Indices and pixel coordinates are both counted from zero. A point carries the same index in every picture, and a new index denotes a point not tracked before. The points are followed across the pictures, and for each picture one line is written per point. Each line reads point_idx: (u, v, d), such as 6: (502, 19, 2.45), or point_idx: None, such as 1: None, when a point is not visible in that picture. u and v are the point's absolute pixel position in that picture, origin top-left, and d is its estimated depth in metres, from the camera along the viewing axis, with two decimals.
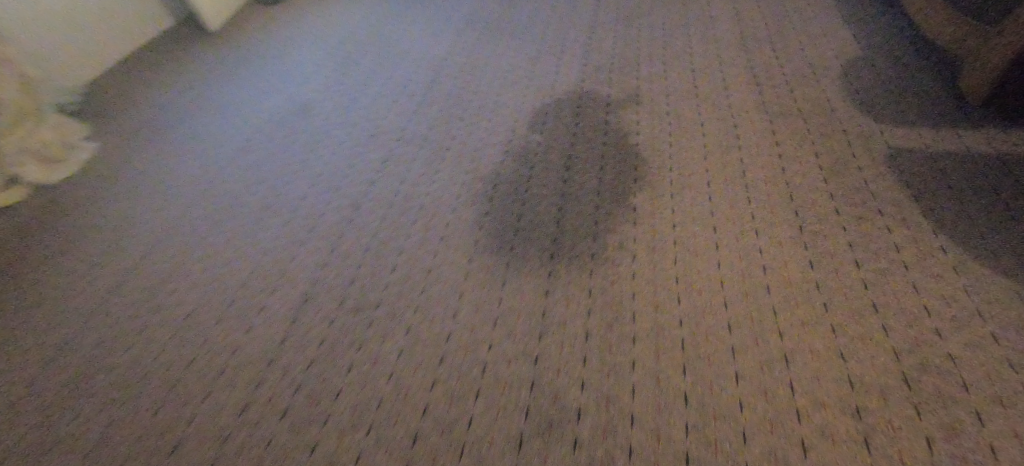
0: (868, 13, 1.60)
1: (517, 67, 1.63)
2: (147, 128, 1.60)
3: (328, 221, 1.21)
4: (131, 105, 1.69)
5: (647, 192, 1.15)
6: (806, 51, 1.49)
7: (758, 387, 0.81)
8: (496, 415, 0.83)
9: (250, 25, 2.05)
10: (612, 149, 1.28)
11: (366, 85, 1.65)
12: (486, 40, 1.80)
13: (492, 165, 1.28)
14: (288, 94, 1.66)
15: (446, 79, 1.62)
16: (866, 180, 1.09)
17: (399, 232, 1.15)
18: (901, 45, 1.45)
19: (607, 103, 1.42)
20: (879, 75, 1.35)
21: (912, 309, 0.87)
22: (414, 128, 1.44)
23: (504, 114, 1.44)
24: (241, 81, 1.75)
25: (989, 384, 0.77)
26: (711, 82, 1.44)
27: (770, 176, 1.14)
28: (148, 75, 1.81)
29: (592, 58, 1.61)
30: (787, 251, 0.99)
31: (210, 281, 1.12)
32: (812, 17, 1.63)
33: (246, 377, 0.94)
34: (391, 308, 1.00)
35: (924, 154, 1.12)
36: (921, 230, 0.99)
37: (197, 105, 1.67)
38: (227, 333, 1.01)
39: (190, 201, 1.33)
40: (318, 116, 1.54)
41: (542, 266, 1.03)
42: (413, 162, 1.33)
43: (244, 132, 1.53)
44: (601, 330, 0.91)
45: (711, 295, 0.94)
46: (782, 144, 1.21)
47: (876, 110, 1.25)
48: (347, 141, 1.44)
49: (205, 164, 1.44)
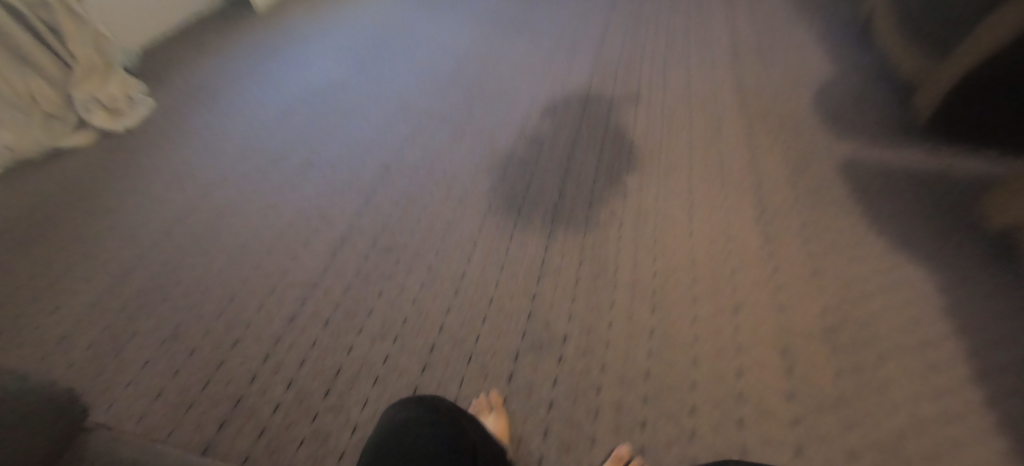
0: (848, 38, 1.80)
1: (535, 63, 1.83)
2: (200, 88, 1.80)
3: (363, 178, 1.41)
4: (185, 69, 1.89)
5: (638, 174, 1.35)
6: (789, 68, 1.69)
7: (709, 327, 1.01)
8: (499, 334, 1.03)
9: (293, 9, 2.26)
10: (612, 137, 1.48)
11: (399, 69, 1.86)
12: (507, 37, 2.00)
13: (507, 144, 1.48)
14: (328, 72, 1.86)
15: (470, 69, 1.83)
16: (822, 176, 1.30)
17: (425, 192, 1.35)
18: (875, 66, 1.62)
19: (611, 99, 1.62)
20: (848, 91, 1.55)
21: (842, 277, 1.08)
22: (440, 108, 1.64)
23: (519, 102, 1.65)
24: (285, 57, 1.95)
25: (887, 336, 0.98)
26: (702, 88, 1.64)
27: (743, 168, 1.34)
28: (200, 44, 2.00)
29: (602, 61, 1.82)
30: (749, 227, 1.19)
31: (260, 219, 1.31)
32: (799, 38, 1.84)
33: (293, 295, 1.14)
34: (416, 250, 1.20)
35: (874, 160, 1.32)
36: (860, 217, 1.19)
37: (246, 74, 1.86)
38: (277, 261, 1.21)
39: (240, 153, 1.52)
40: (355, 92, 1.75)
41: (544, 226, 1.23)
42: (438, 136, 1.53)
43: (289, 100, 1.73)
44: (589, 277, 1.11)
45: (682, 257, 1.14)
46: (756, 143, 1.41)
47: (840, 120, 1.45)
48: (380, 115, 1.64)
49: (253, 124, 1.63)
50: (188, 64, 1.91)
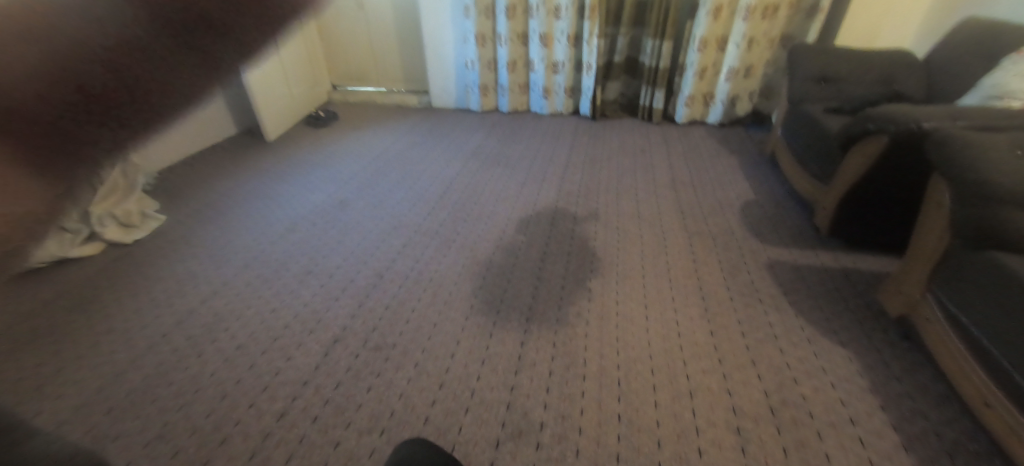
0: (762, 171, 2.24)
1: (509, 187, 2.15)
2: (212, 207, 2.01)
3: (357, 285, 1.56)
4: (197, 190, 2.12)
5: (600, 278, 1.56)
6: (718, 193, 2.06)
7: (670, 412, 1.13)
8: (481, 424, 1.11)
9: (299, 142, 2.62)
10: (576, 247, 1.72)
11: (392, 191, 2.13)
12: (487, 167, 2.35)
13: (486, 254, 1.70)
14: (328, 194, 2.12)
15: (455, 192, 2.12)
16: (752, 280, 1.55)
17: (413, 295, 1.51)
18: (783, 194, 2.03)
19: (574, 217, 1.91)
20: (765, 213, 1.91)
21: (777, 365, 1.25)
22: (428, 224, 1.88)
23: (496, 219, 1.91)
24: (291, 182, 2.22)
25: (823, 416, 1.12)
26: (650, 208, 1.96)
27: (687, 273, 1.58)
28: (214, 170, 2.28)
29: (566, 185, 2.15)
30: (695, 323, 1.38)
31: (257, 323, 1.42)
32: (723, 171, 2.26)
33: (284, 392, 1.20)
34: (404, 348, 1.32)
35: (792, 265, 1.61)
36: (786, 314, 1.41)
37: (254, 196, 2.11)
38: (270, 362, 1.29)
39: (243, 263, 1.68)
40: (352, 211, 1.99)
41: (520, 325, 1.38)
42: (426, 247, 1.74)
43: (292, 217, 1.95)
44: (561, 370, 1.24)
45: (640, 350, 1.30)
46: (696, 254, 1.68)
47: (761, 235, 1.77)
48: (374, 230, 1.86)
49: (257, 238, 1.82)
50: (201, 187, 2.14)
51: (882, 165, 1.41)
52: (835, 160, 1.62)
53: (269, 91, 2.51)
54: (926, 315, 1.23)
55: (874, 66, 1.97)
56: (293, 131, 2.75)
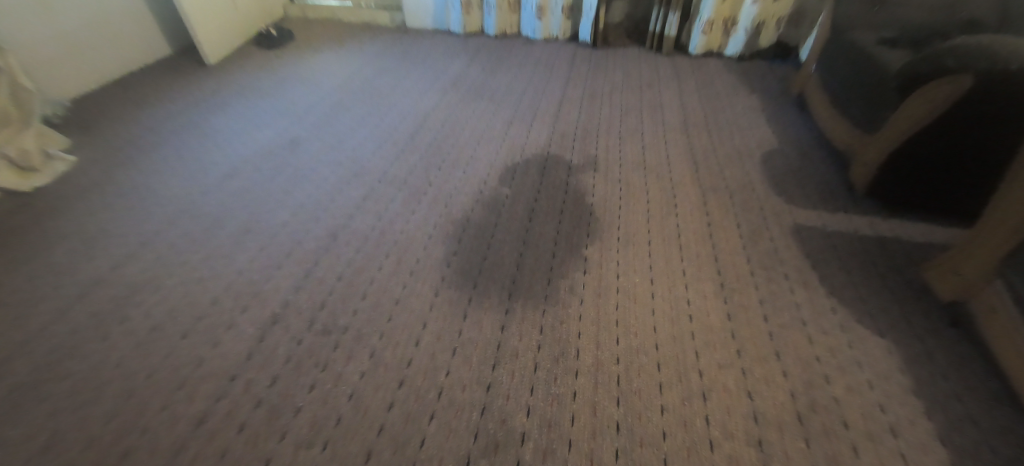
0: (786, 114, 1.93)
1: (494, 127, 1.82)
2: (140, 147, 1.70)
3: (304, 248, 1.29)
4: (122, 127, 1.80)
5: (597, 244, 1.31)
6: (735, 140, 1.77)
7: (679, 419, 0.93)
8: (448, 436, 0.90)
9: (247, 67, 2.24)
10: (570, 203, 1.45)
11: (354, 129, 1.79)
12: (467, 101, 2.00)
13: (462, 211, 1.41)
14: (278, 131, 1.79)
15: (429, 131, 1.79)
16: (776, 249, 1.31)
17: (372, 264, 1.24)
18: (812, 143, 1.74)
19: (568, 166, 1.61)
20: (790, 164, 1.64)
21: (806, 359, 1.05)
22: (395, 172, 1.57)
23: (477, 167, 1.61)
24: (235, 115, 1.88)
25: (862, 423, 0.94)
26: (657, 156, 1.67)
27: (699, 239, 1.34)
28: (142, 102, 1.95)
29: (559, 126, 1.84)
30: (709, 303, 1.16)
31: (180, 297, 1.16)
32: (741, 112, 1.95)
33: (206, 390, 0.97)
34: (358, 332, 1.08)
35: (821, 232, 1.37)
36: (815, 293, 1.19)
37: (189, 132, 1.78)
38: (193, 348, 1.05)
39: (170, 218, 1.39)
40: (304, 152, 1.67)
41: (500, 303, 1.14)
42: (392, 201, 1.45)
43: (233, 160, 1.63)
44: (548, 365, 1.02)
45: (644, 338, 1.08)
46: (710, 214, 1.42)
47: (787, 193, 1.51)
48: (331, 177, 1.55)
49: (188, 185, 1.52)
50: (124, 122, 1.82)
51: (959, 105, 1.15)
52: (884, 103, 1.34)
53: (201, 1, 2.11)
54: (991, 304, 1.01)
55: None
56: (240, 52, 2.37)
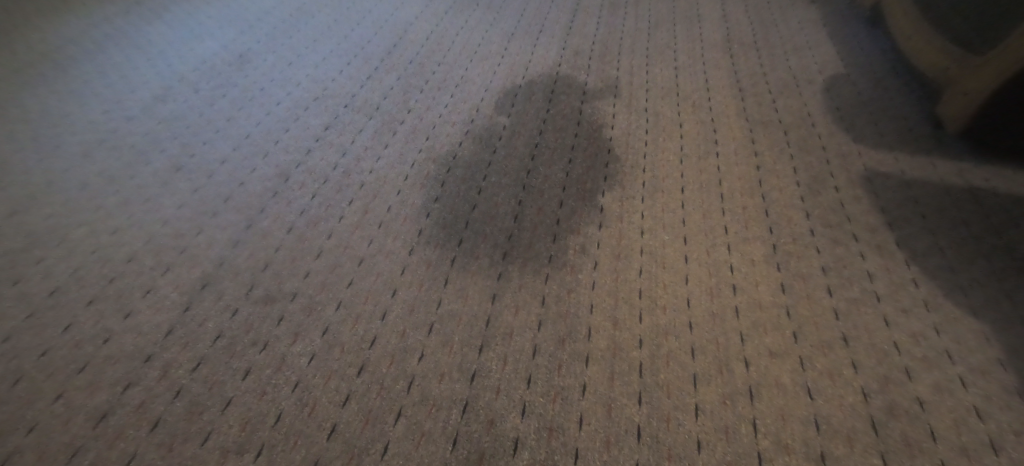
0: (852, 32, 1.56)
1: (491, 41, 1.48)
2: (53, 60, 1.38)
3: (249, 191, 1.02)
4: (35, 34, 1.47)
5: (617, 191, 1.04)
6: (790, 62, 1.43)
7: (719, 424, 0.72)
8: (418, 442, 0.69)
9: None
10: (583, 138, 1.16)
11: (318, 41, 1.46)
12: (459, 9, 1.63)
13: (448, 146, 1.13)
14: (225, 42, 1.46)
15: (411, 45, 1.45)
16: (843, 202, 1.04)
17: (332, 212, 0.99)
18: (885, 68, 1.41)
19: (582, 92, 1.30)
20: (859, 94, 1.32)
21: (881, 346, 0.82)
22: (366, 94, 1.27)
23: (468, 89, 1.29)
24: (175, 23, 1.54)
25: (956, 433, 0.71)
26: (693, 80, 1.35)
27: (745, 187, 1.06)
28: (64, 5, 1.60)
29: (573, 41, 1.49)
30: (758, 271, 0.91)
31: (89, 252, 0.92)
32: (797, 27, 1.59)
33: (114, 374, 0.76)
34: (309, 301, 0.85)
35: (899, 181, 1.09)
36: (891, 260, 0.94)
37: (116, 43, 1.45)
38: (100, 319, 0.82)
39: (84, 149, 1.12)
40: (255, 69, 1.35)
41: (491, 267, 0.90)
42: (362, 132, 1.17)
43: (168, 78, 1.32)
44: (550, 349, 0.80)
45: (674, 315, 0.85)
46: (759, 156, 1.13)
47: (856, 131, 1.21)
48: (286, 100, 1.25)
49: (110, 109, 1.22)
50: (37, 29, 1.48)
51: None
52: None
53: None
54: None
55: None
56: None
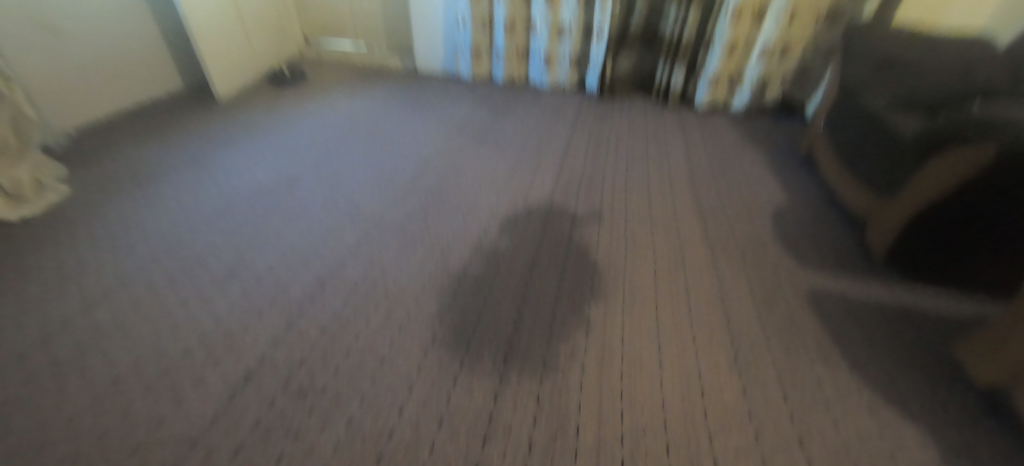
0: (795, 172, 1.90)
1: (497, 172, 1.80)
2: (134, 179, 1.67)
3: (290, 296, 1.21)
4: (122, 159, 1.79)
5: (602, 303, 1.23)
6: (744, 195, 1.72)
7: None
8: None
9: (257, 111, 2.29)
10: (572, 257, 1.38)
11: (354, 169, 1.77)
12: (472, 145, 1.99)
13: (460, 261, 1.35)
14: (278, 168, 1.77)
15: (431, 174, 1.76)
16: (794, 316, 1.22)
17: (360, 315, 1.16)
18: (823, 203, 1.70)
19: (572, 217, 1.56)
20: (803, 223, 1.58)
21: (832, 447, 0.94)
22: (393, 215, 1.53)
23: (477, 213, 1.56)
24: (238, 152, 1.88)
25: None
26: (664, 209, 1.62)
27: (710, 300, 1.26)
28: (148, 138, 1.97)
29: (564, 174, 1.81)
30: (723, 376, 1.06)
31: (149, 345, 1.07)
32: (749, 167, 1.92)
33: (162, 458, 0.86)
34: (336, 394, 0.98)
35: (840, 299, 1.29)
36: (837, 369, 1.10)
37: (187, 167, 1.76)
38: (154, 406, 0.95)
39: (152, 254, 1.33)
40: (302, 191, 1.63)
41: (494, 368, 1.05)
42: (387, 247, 1.39)
43: (227, 196, 1.59)
44: (543, 443, 0.91)
45: (651, 414, 0.98)
46: (721, 274, 1.35)
47: (802, 254, 1.44)
48: (327, 217, 1.51)
49: (176, 220, 1.46)
50: (124, 155, 1.82)
51: (1000, 167, 1.08)
52: (903, 159, 1.30)
53: (218, 41, 2.40)
54: None
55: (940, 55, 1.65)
56: (256, 91, 2.64)
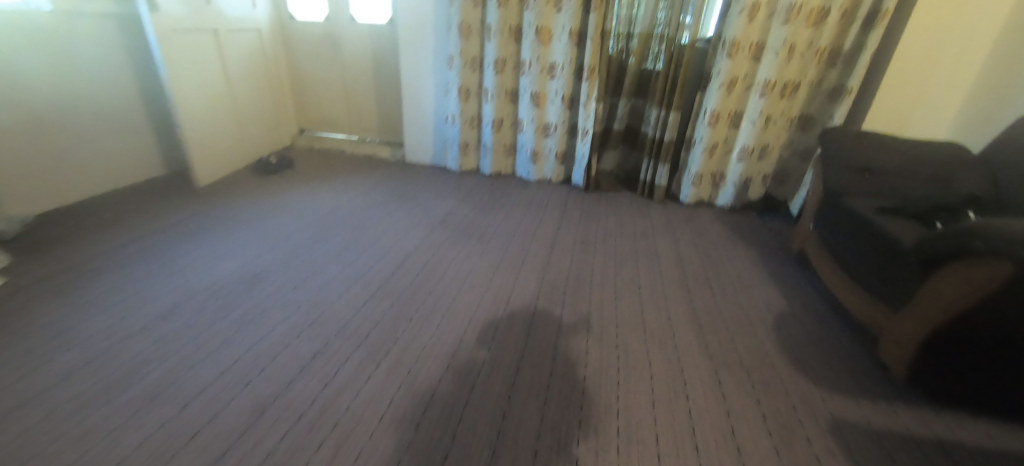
0: (790, 274, 1.82)
1: (478, 271, 1.68)
2: (80, 275, 1.53)
3: (218, 428, 1.03)
4: (75, 251, 1.68)
5: (592, 439, 1.05)
6: (742, 300, 1.62)
7: None
8: None
9: (233, 201, 2.23)
10: (557, 375, 1.22)
11: (324, 266, 1.65)
12: (453, 241, 1.90)
13: (429, 380, 1.17)
14: (241, 264, 1.65)
15: (406, 273, 1.64)
16: (818, 455, 1.05)
17: (297, 457, 0.97)
18: (824, 309, 1.59)
19: (558, 326, 1.42)
20: (808, 334, 1.46)
21: None
22: (359, 321, 1.37)
23: (453, 319, 1.41)
24: (203, 244, 1.77)
25: None
26: (657, 316, 1.50)
27: (716, 435, 1.09)
28: (111, 228, 1.88)
29: (550, 274, 1.70)
30: None
31: None
32: (742, 268, 1.85)
33: None
34: None
35: (866, 430, 1.12)
36: None
37: (143, 261, 1.63)
38: None
39: (68, 373, 1.16)
40: (262, 290, 1.50)
41: None
42: (345, 363, 1.21)
43: (178, 296, 1.45)
44: None
45: None
46: (727, 398, 1.19)
47: (813, 372, 1.30)
48: (283, 323, 1.35)
49: (112, 327, 1.31)
50: (79, 246, 1.71)
51: (1010, 286, 1.01)
52: (906, 271, 1.23)
53: (205, 127, 2.42)
54: None
55: (920, 161, 1.66)
56: (239, 176, 2.63)
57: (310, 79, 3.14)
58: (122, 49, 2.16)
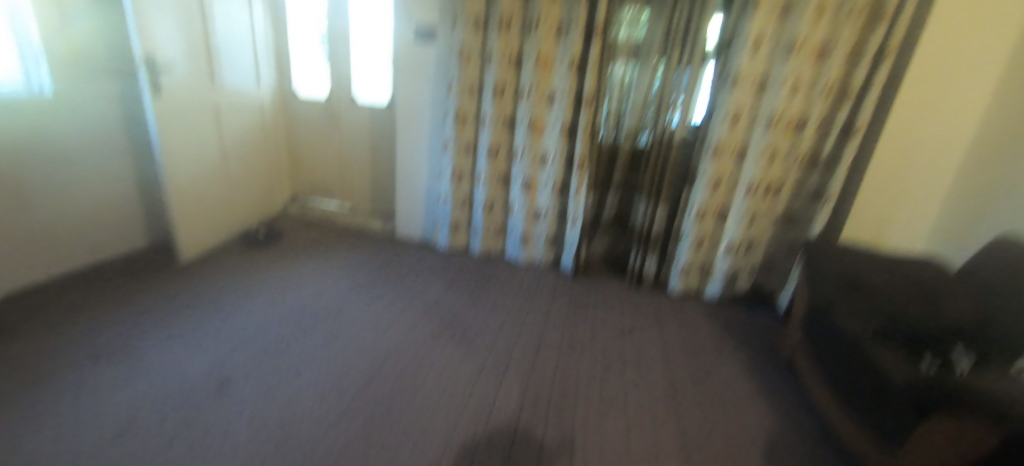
0: (779, 388, 1.78)
1: (460, 378, 1.63)
2: (40, 379, 1.47)
3: None
4: (42, 345, 1.63)
5: None
6: (731, 422, 1.56)
7: None
8: None
9: (214, 282, 2.18)
10: None
11: (299, 370, 1.60)
12: (436, 339, 1.86)
13: None
14: (213, 367, 1.59)
15: (384, 379, 1.59)
16: None
17: None
18: (815, 434, 1.55)
19: (539, 452, 1.35)
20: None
21: None
22: (327, 445, 1.30)
23: (428, 442, 1.33)
24: (176, 340, 1.72)
25: None
26: (643, 440, 1.44)
27: None
28: (84, 315, 1.83)
29: (533, 382, 1.65)
30: None
31: None
32: (730, 377, 1.81)
33: None
34: None
35: None
36: None
37: (109, 362, 1.57)
38: None
39: None
40: (229, 403, 1.43)
41: None
42: None
43: (139, 408, 1.38)
44: None
45: None
46: None
47: None
48: (246, 446, 1.28)
49: (61, 447, 1.23)
50: (50, 337, 1.67)
51: None
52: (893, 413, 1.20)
53: (196, 203, 2.42)
54: None
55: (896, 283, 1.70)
56: (225, 249, 2.62)
57: (307, 149, 3.20)
58: (122, 129, 2.22)
